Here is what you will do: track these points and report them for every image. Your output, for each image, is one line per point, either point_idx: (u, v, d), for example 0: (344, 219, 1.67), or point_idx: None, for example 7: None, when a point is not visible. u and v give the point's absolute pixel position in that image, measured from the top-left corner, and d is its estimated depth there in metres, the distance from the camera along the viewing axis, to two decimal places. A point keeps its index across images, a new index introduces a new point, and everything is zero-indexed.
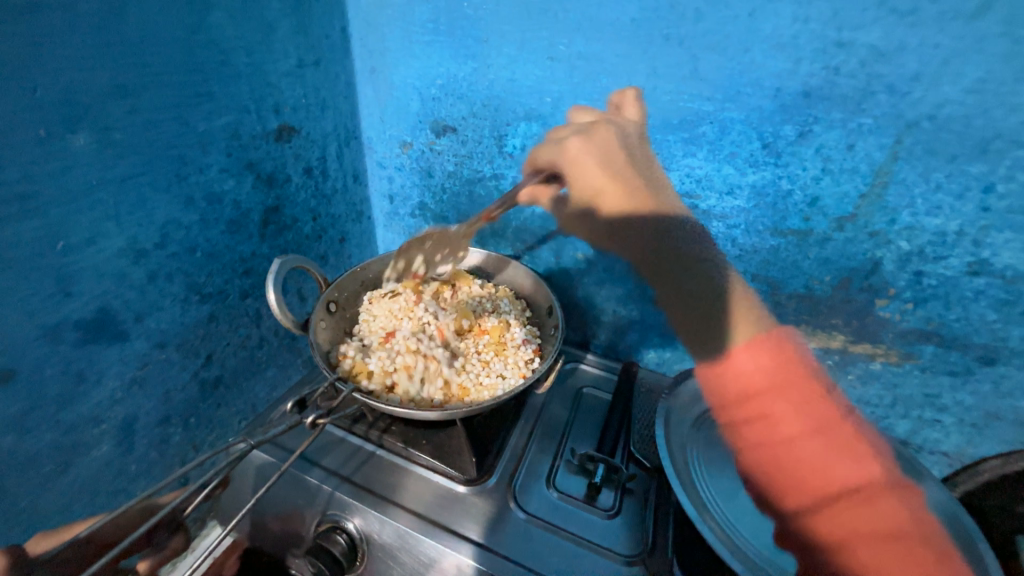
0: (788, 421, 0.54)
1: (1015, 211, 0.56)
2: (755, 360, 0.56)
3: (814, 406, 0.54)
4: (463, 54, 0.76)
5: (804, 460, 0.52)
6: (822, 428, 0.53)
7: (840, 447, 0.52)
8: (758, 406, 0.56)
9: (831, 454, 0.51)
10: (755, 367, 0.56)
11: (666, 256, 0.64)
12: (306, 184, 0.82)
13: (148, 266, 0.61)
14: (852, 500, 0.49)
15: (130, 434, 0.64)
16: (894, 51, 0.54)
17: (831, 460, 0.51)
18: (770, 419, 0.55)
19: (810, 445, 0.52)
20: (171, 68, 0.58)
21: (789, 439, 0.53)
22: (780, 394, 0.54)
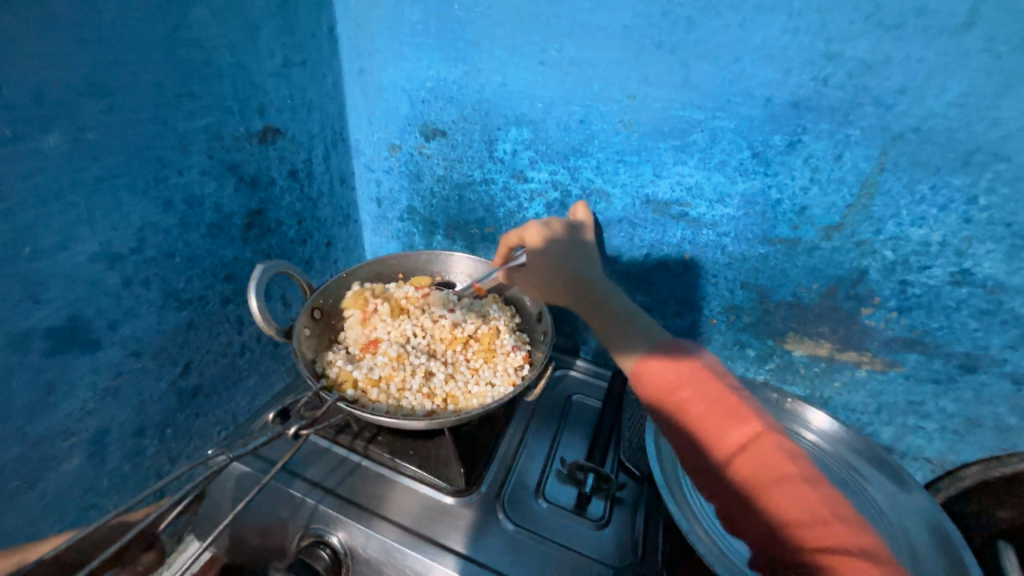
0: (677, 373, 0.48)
1: (995, 222, 0.58)
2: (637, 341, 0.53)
3: (684, 356, 0.49)
4: (453, 58, 0.75)
5: (684, 407, 0.47)
6: (694, 381, 0.47)
7: (733, 408, 0.45)
8: (673, 393, 0.48)
9: (744, 429, 0.44)
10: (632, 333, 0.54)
11: (597, 300, 0.57)
12: (291, 187, 0.80)
13: (124, 271, 0.58)
14: (738, 445, 0.43)
15: (102, 446, 0.61)
16: (881, 64, 0.55)
17: (724, 423, 0.45)
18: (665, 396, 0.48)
19: (694, 394, 0.47)
20: (150, 66, 0.56)
21: (674, 403, 0.48)
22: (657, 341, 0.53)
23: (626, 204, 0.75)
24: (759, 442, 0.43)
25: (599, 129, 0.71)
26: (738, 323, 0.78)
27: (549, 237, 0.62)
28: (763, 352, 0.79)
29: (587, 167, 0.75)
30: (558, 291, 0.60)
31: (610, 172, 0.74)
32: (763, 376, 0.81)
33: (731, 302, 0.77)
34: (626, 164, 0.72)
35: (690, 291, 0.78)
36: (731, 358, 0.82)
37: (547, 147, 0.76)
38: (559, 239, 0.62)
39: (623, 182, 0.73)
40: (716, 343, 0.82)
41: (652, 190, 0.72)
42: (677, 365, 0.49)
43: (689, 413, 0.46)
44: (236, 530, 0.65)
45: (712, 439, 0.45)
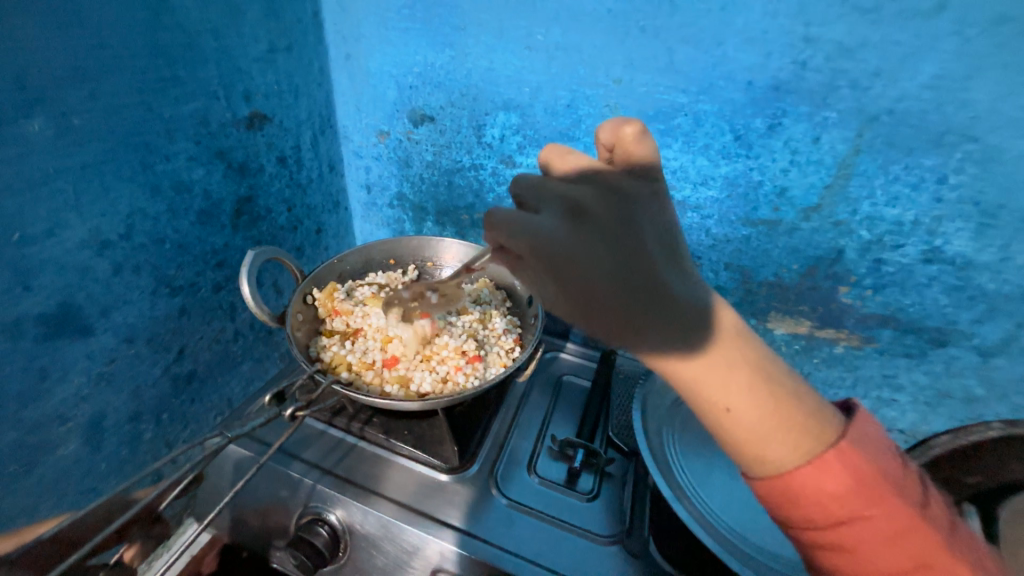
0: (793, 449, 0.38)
1: (965, 201, 0.60)
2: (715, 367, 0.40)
3: (789, 405, 0.39)
4: (440, 43, 0.75)
5: (804, 495, 0.37)
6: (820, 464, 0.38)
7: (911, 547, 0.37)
8: (788, 475, 0.38)
9: (884, 527, 0.37)
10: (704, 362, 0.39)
11: (657, 287, 0.40)
12: (280, 173, 0.80)
13: (114, 258, 0.58)
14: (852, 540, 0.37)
15: (98, 431, 0.62)
16: (857, 47, 0.57)
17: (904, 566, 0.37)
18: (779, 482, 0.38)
19: (822, 481, 0.37)
20: (134, 51, 0.55)
21: (786, 485, 0.38)
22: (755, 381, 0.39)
23: None
24: (898, 541, 0.37)
25: (586, 113, 0.72)
26: (723, 303, 0.81)
27: (567, 240, 0.41)
28: (746, 331, 0.82)
29: (575, 151, 0.76)
30: (582, 298, 0.41)
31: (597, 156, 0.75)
32: None
33: (715, 283, 0.79)
34: None
35: None
36: None
37: (535, 132, 0.76)
38: (591, 226, 0.41)
39: None
40: None
41: None
42: (714, 359, 0.39)
43: (807, 507, 0.38)
44: (235, 509, 0.67)
45: (845, 540, 0.37)
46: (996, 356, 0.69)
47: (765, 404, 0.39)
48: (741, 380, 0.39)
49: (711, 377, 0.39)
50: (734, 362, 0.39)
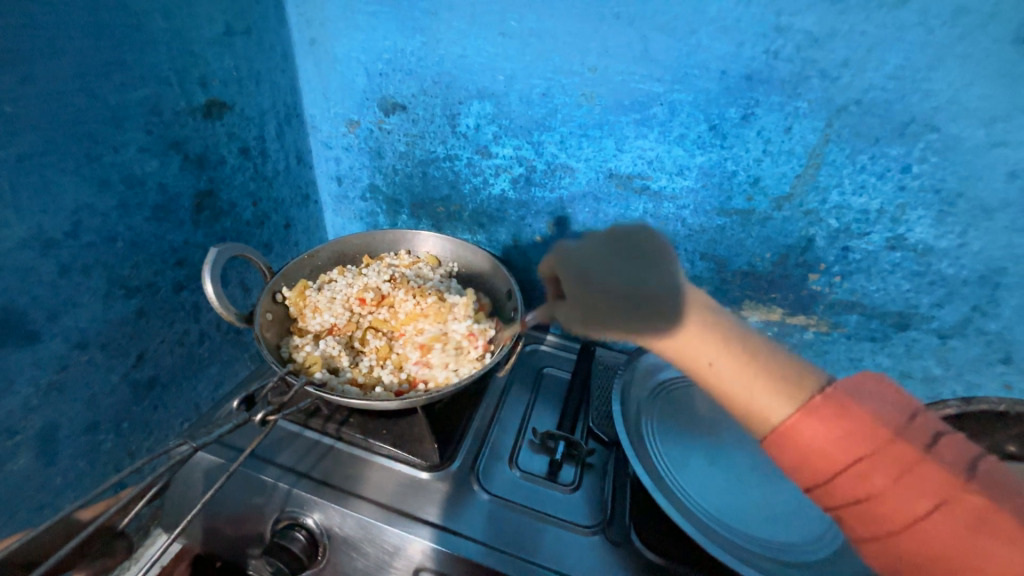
0: (900, 475, 0.35)
1: (926, 189, 0.62)
2: (819, 428, 0.37)
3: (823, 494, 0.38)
4: (410, 28, 0.72)
5: (887, 509, 0.35)
6: (910, 465, 0.35)
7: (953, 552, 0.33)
8: (853, 487, 0.37)
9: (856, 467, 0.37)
10: (824, 431, 0.37)
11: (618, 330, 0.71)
12: (243, 166, 0.76)
13: (59, 258, 0.54)
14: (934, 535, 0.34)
15: (51, 444, 0.58)
16: (826, 37, 0.57)
17: (965, 543, 0.33)
18: (868, 484, 0.36)
19: (908, 504, 0.35)
20: (72, 32, 0.51)
21: (821, 440, 0.37)
22: (869, 455, 0.36)
23: (591, 178, 0.76)
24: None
25: (561, 103, 0.71)
26: None
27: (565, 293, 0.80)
28: None
29: (551, 142, 0.74)
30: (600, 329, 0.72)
31: (573, 147, 0.74)
32: None
33: (691, 273, 0.80)
34: (589, 138, 0.72)
35: None
36: None
37: (510, 121, 0.75)
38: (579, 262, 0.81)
39: (586, 156, 0.74)
40: None
41: (614, 164, 0.73)
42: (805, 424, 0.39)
43: (829, 430, 0.37)
44: (208, 518, 0.64)
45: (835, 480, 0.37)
46: (953, 338, 0.72)
47: (881, 482, 0.36)
48: (924, 491, 0.35)
49: (808, 433, 0.38)
50: (869, 446, 0.36)
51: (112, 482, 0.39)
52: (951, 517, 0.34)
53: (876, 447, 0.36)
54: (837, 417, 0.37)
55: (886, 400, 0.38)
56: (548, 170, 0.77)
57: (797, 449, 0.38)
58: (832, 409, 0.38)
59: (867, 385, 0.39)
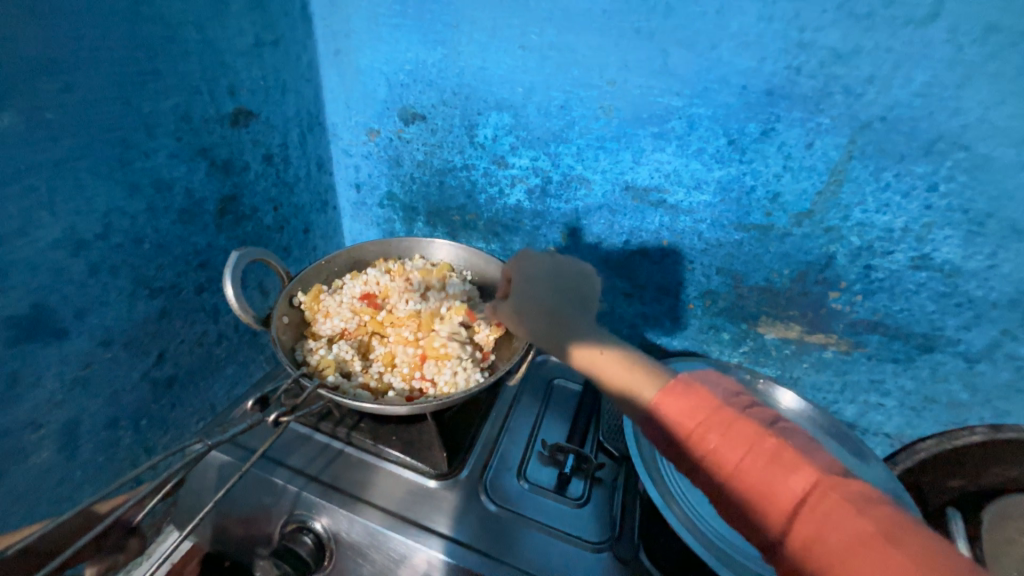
0: (723, 435, 0.40)
1: (954, 209, 0.60)
2: (673, 405, 0.43)
3: (711, 480, 0.40)
4: (432, 40, 0.73)
5: (752, 488, 0.38)
6: (759, 438, 0.39)
7: (768, 481, 0.37)
8: (724, 469, 0.39)
9: (693, 433, 0.41)
10: (682, 408, 0.43)
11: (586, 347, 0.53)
12: (266, 172, 0.78)
13: (89, 258, 0.56)
14: (811, 512, 0.35)
15: (73, 438, 0.59)
16: (850, 53, 0.57)
17: (774, 474, 0.37)
18: (705, 445, 0.40)
19: (770, 478, 0.37)
20: (111, 43, 0.53)
21: (682, 417, 0.42)
22: (709, 429, 0.41)
23: (606, 190, 0.76)
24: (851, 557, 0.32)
25: (579, 115, 0.71)
26: (714, 308, 0.81)
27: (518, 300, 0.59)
28: (736, 335, 0.82)
29: (568, 153, 0.75)
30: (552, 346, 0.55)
31: (590, 159, 0.74)
32: (737, 359, 0.84)
33: (707, 287, 0.79)
34: (606, 150, 0.72)
35: (668, 275, 0.80)
36: (706, 341, 0.85)
37: (528, 132, 0.75)
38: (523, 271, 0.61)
39: (602, 168, 0.74)
40: (692, 327, 0.84)
41: (631, 177, 0.73)
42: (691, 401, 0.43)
43: (677, 404, 0.43)
44: (219, 517, 0.65)
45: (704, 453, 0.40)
46: (981, 362, 0.69)
47: (740, 455, 0.39)
48: (764, 466, 0.37)
49: (675, 409, 0.43)
50: (731, 418, 0.40)
51: (128, 480, 0.40)
52: (826, 492, 0.35)
53: (718, 424, 0.40)
54: (695, 386, 0.44)
55: (728, 386, 0.45)
56: (564, 181, 0.77)
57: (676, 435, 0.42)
58: (680, 384, 0.44)
59: (706, 375, 0.46)
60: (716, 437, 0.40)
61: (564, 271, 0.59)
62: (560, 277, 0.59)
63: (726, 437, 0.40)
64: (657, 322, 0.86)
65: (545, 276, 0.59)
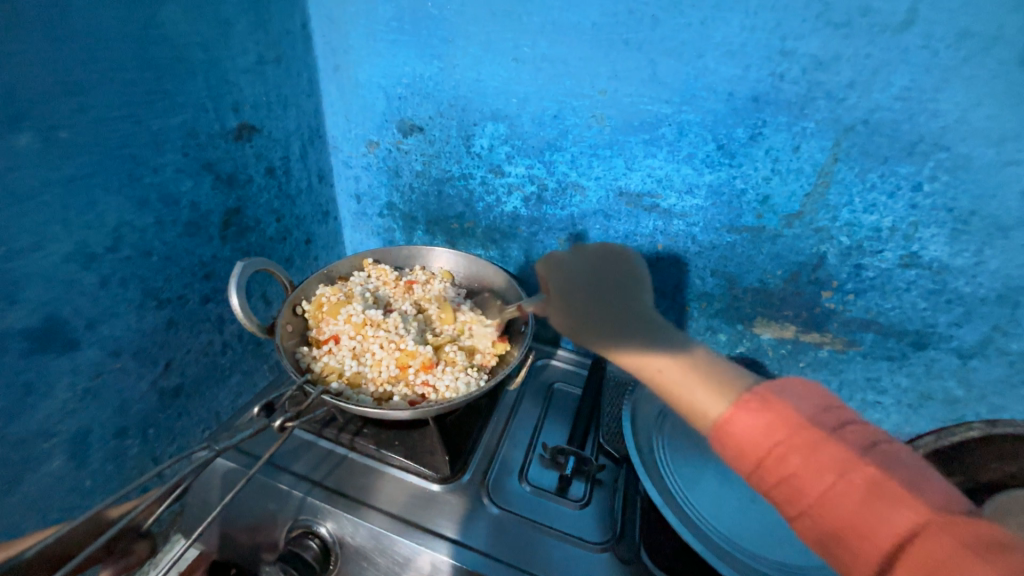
0: (804, 461, 0.37)
1: (938, 208, 0.62)
2: (748, 423, 0.40)
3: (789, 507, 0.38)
4: (429, 55, 0.76)
5: (844, 520, 0.35)
6: (850, 466, 0.36)
7: (864, 515, 0.34)
8: (804, 493, 0.36)
9: (775, 457, 0.38)
10: (758, 425, 0.39)
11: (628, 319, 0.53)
12: (269, 185, 0.80)
13: (100, 271, 0.58)
14: (917, 555, 0.32)
15: (83, 447, 0.61)
16: (831, 60, 0.59)
17: (872, 508, 0.34)
18: (786, 475, 0.37)
19: (866, 513, 0.34)
20: (122, 64, 0.55)
21: (756, 437, 0.39)
22: (791, 454, 0.37)
23: (600, 196, 0.78)
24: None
25: (572, 124, 0.73)
26: (710, 309, 0.82)
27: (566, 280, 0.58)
28: (733, 336, 0.83)
29: (563, 161, 0.77)
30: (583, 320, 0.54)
31: (584, 166, 0.76)
32: (734, 359, 0.85)
33: (702, 289, 0.80)
34: (599, 157, 0.74)
35: (664, 278, 0.82)
36: (704, 342, 0.86)
37: (523, 141, 0.77)
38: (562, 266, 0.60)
39: (596, 175, 0.76)
40: (689, 329, 0.85)
41: (624, 183, 0.75)
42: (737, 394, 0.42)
43: (751, 422, 0.40)
44: (225, 524, 0.66)
45: (784, 478, 0.37)
46: (974, 358, 0.70)
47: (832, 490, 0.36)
48: (860, 505, 0.35)
49: (747, 425, 0.40)
50: (818, 442, 0.37)
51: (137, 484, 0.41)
52: (932, 534, 0.32)
53: (802, 451, 0.37)
54: (773, 408, 0.39)
55: (812, 399, 0.40)
56: (560, 188, 0.79)
57: (746, 456, 0.39)
58: (757, 400, 0.40)
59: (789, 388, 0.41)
60: (801, 463, 0.37)
61: (606, 258, 0.58)
62: (599, 270, 0.58)
63: (816, 465, 0.36)
64: None
65: (585, 270, 0.58)
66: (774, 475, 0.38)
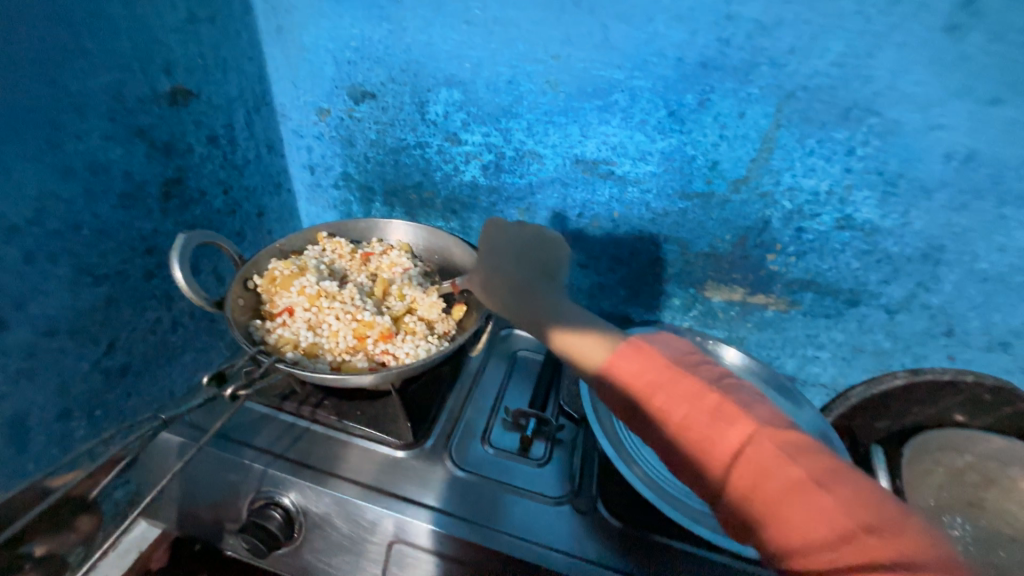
0: (669, 394, 0.45)
1: (870, 171, 0.65)
2: (629, 365, 0.49)
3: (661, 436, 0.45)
4: (377, 16, 0.73)
5: (697, 439, 0.43)
6: (704, 395, 0.44)
7: (710, 432, 0.42)
8: (670, 420, 0.44)
9: (651, 394, 0.46)
10: (637, 370, 0.49)
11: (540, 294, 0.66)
12: (212, 154, 0.76)
13: (23, 245, 0.54)
14: (747, 459, 0.40)
15: (22, 430, 0.58)
16: (773, 26, 0.60)
17: (716, 426, 0.42)
18: (657, 407, 0.46)
19: (712, 430, 0.42)
20: (28, 18, 0.51)
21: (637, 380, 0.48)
22: (659, 389, 0.46)
23: (557, 164, 0.78)
24: (780, 495, 0.38)
25: (527, 90, 0.73)
26: (665, 274, 0.85)
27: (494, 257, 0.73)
28: (686, 300, 0.87)
29: (519, 128, 0.76)
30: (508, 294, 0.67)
31: (540, 133, 0.76)
32: (688, 322, 0.89)
33: (657, 256, 0.83)
34: (554, 124, 0.74)
35: (620, 246, 0.84)
36: (660, 307, 0.89)
37: (478, 108, 0.76)
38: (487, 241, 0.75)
39: (552, 142, 0.76)
40: (646, 294, 0.88)
41: (580, 150, 0.76)
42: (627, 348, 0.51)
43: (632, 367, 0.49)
44: (186, 501, 0.66)
45: (655, 410, 0.46)
46: (900, 313, 0.76)
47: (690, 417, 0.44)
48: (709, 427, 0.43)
49: (631, 369, 0.49)
50: (681, 378, 0.46)
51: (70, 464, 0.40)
52: (760, 442, 0.40)
53: (668, 389, 0.45)
54: (646, 356, 0.49)
55: (682, 351, 0.50)
56: (517, 157, 0.79)
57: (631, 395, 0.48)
58: (638, 350, 0.50)
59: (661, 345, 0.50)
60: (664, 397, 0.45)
61: (528, 241, 0.73)
62: (527, 251, 0.72)
63: (676, 397, 0.45)
64: (613, 291, 0.90)
65: (511, 249, 0.73)
66: (650, 409, 0.46)
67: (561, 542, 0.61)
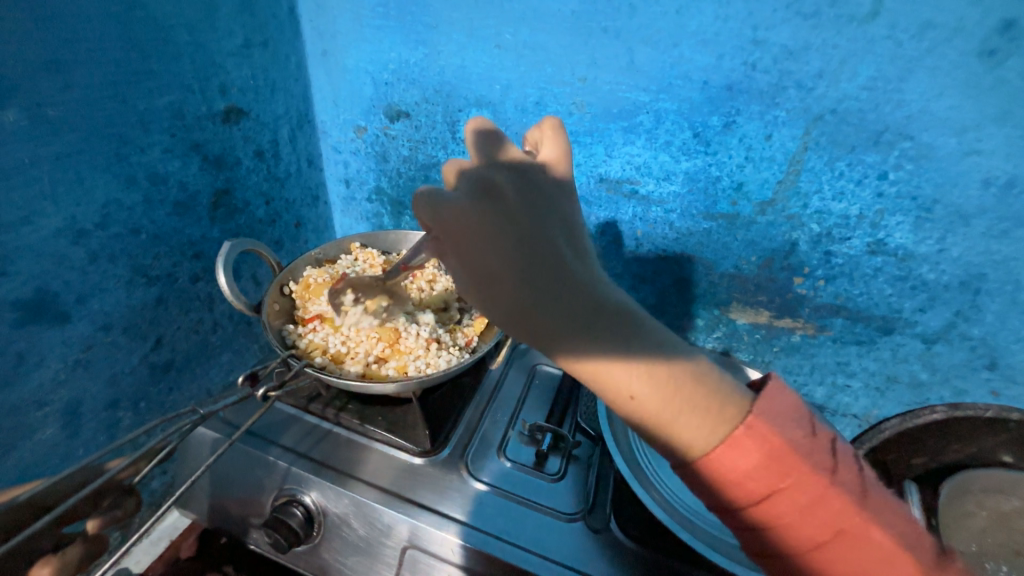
0: (806, 506, 0.39)
1: (903, 196, 0.64)
2: (744, 458, 0.39)
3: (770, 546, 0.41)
4: (414, 40, 0.77)
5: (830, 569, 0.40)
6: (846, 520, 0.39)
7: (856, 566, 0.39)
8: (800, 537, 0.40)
9: (783, 502, 0.39)
10: (748, 466, 0.39)
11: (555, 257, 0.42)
12: (257, 167, 0.82)
13: (89, 247, 0.60)
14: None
15: (76, 417, 0.63)
16: (801, 50, 0.60)
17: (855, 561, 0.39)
18: (778, 516, 0.40)
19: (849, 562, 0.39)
20: (106, 44, 0.57)
21: (762, 480, 0.39)
22: (790, 494, 0.39)
23: (582, 183, 0.80)
24: None
25: (554, 110, 0.75)
26: (688, 294, 0.84)
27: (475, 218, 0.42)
28: (710, 321, 0.86)
29: None
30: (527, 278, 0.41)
31: None
32: (710, 344, 0.88)
33: (680, 275, 0.83)
34: (580, 144, 0.76)
35: (643, 264, 0.84)
36: (682, 327, 0.88)
37: (506, 128, 0.79)
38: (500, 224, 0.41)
39: (578, 161, 0.78)
40: (668, 313, 0.88)
41: (604, 169, 0.77)
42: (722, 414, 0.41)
43: (744, 457, 0.39)
44: (216, 492, 0.69)
45: (769, 515, 0.40)
46: (937, 343, 0.73)
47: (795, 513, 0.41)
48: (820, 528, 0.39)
49: (730, 459, 0.40)
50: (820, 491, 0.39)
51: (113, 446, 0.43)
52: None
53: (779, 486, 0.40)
54: (769, 437, 0.40)
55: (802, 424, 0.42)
56: None
57: (738, 497, 0.40)
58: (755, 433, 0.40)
59: (780, 409, 0.41)
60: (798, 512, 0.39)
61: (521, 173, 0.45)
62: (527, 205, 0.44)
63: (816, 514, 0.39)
64: None
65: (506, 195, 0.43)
66: (772, 518, 0.40)
67: (572, 559, 0.61)
